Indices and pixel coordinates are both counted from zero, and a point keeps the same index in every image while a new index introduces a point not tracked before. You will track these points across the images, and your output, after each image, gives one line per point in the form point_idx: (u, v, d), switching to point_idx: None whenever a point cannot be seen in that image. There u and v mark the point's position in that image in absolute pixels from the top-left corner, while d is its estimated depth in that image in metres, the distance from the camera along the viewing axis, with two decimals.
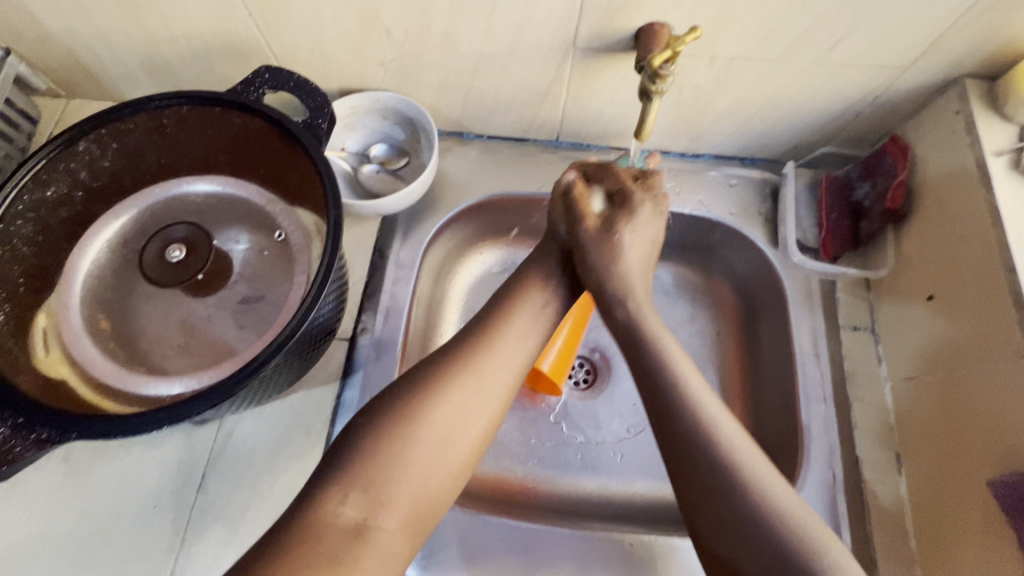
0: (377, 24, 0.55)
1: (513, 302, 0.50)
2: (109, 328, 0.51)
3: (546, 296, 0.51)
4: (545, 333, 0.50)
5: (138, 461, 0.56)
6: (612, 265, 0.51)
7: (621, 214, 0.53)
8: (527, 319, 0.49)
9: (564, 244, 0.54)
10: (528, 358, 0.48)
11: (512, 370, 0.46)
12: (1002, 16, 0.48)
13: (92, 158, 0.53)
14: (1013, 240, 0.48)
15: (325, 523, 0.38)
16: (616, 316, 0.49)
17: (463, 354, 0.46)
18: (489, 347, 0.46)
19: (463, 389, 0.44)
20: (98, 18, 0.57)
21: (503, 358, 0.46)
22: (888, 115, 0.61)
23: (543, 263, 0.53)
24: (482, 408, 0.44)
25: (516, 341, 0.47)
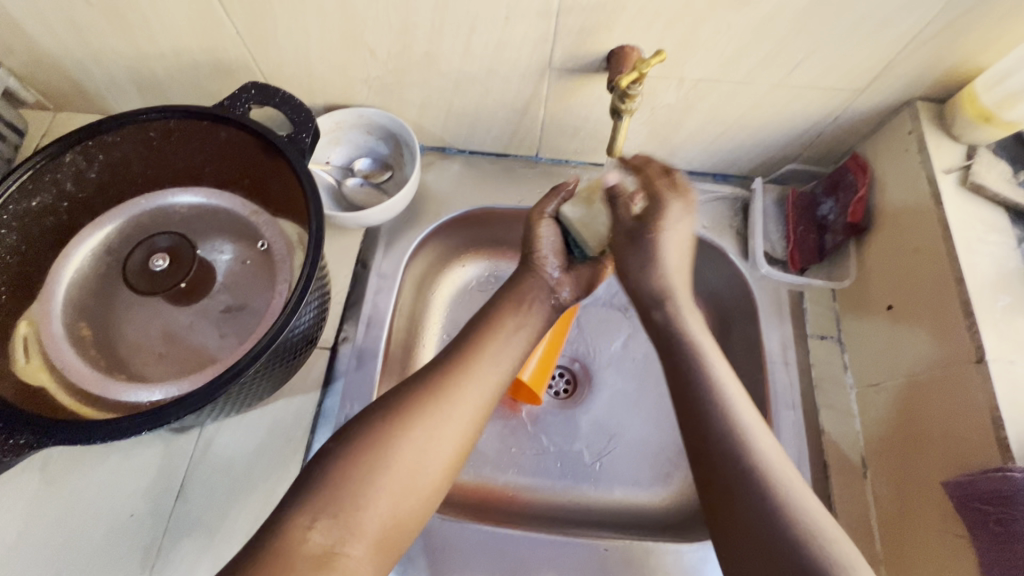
0: (361, 44, 0.57)
1: (489, 326, 0.52)
2: (92, 337, 0.52)
3: (519, 315, 0.53)
4: (516, 343, 0.51)
5: (116, 470, 0.56)
6: (648, 265, 0.52)
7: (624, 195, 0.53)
8: (500, 341, 0.51)
9: (540, 265, 0.57)
10: (499, 382, 0.49)
11: (485, 393, 0.47)
12: (948, 44, 0.51)
13: (78, 170, 0.54)
14: (962, 251, 0.51)
15: (294, 549, 0.37)
16: (654, 317, 0.52)
17: (438, 380, 0.46)
18: (462, 374, 0.47)
19: (437, 415, 0.44)
20: (88, 35, 0.58)
21: (475, 385, 0.47)
22: (849, 134, 0.64)
23: (518, 287, 0.56)
24: (453, 432, 0.44)
25: (487, 366, 0.49)
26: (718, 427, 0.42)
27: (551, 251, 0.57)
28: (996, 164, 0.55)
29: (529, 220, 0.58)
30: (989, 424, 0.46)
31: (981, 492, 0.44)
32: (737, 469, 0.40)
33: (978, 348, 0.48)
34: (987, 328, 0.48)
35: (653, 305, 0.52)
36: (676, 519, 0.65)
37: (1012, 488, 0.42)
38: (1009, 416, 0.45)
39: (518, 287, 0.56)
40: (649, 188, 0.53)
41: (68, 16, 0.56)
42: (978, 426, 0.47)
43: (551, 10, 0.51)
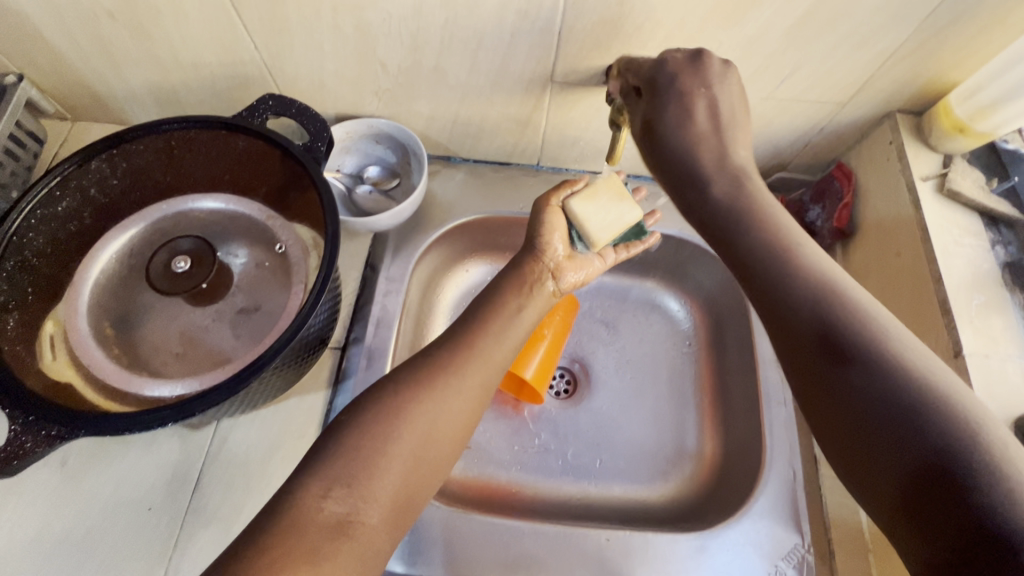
0: (372, 59, 0.60)
1: (494, 306, 0.53)
2: (115, 335, 0.54)
3: (522, 296, 0.55)
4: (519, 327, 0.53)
5: (135, 464, 0.58)
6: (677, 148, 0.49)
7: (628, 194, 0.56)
8: (503, 319, 0.52)
9: (545, 248, 0.57)
10: (502, 359, 0.51)
11: (492, 374, 0.50)
12: (923, 61, 0.55)
13: (103, 177, 0.57)
14: (939, 253, 0.55)
15: (310, 517, 0.39)
16: (691, 200, 0.49)
17: (446, 356, 0.48)
18: (470, 351, 0.49)
19: (445, 391, 0.46)
20: (111, 49, 0.61)
21: (482, 363, 0.49)
22: (834, 143, 0.68)
23: (521, 268, 0.57)
24: (458, 408, 0.47)
25: (491, 343, 0.51)
26: (793, 289, 0.42)
27: (557, 234, 0.58)
28: (970, 172, 0.59)
29: (536, 205, 0.59)
30: None
31: None
32: (819, 320, 0.40)
33: (955, 343, 0.51)
34: (964, 325, 0.51)
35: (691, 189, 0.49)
36: (676, 514, 0.67)
37: None
38: (985, 407, 0.48)
39: (522, 268, 0.56)
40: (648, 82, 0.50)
41: (94, 32, 0.59)
42: None
43: (554, 28, 0.54)
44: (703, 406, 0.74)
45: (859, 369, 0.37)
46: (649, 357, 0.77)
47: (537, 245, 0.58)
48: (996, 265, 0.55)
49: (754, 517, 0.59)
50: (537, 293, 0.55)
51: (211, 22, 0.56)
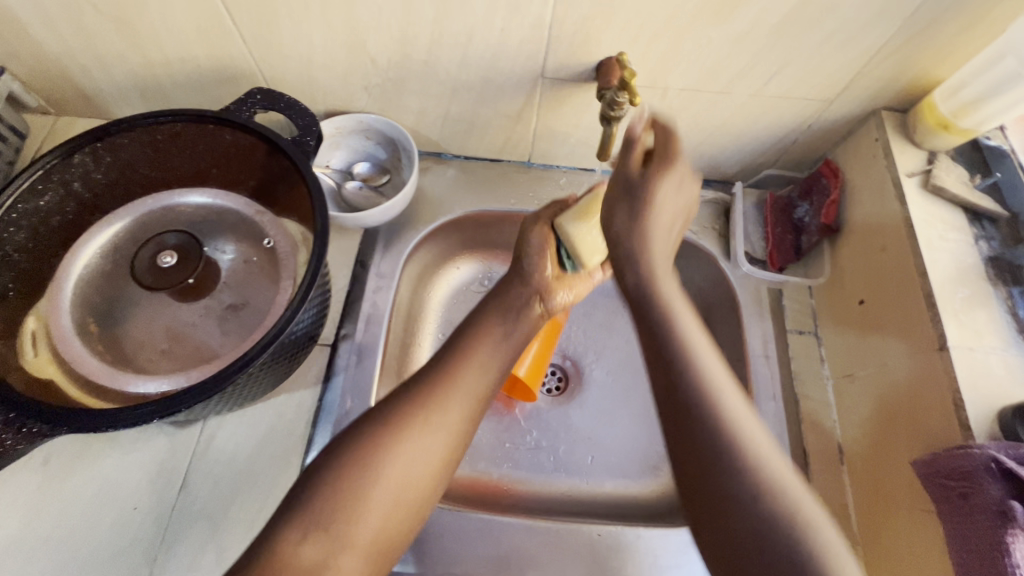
0: (362, 53, 0.60)
1: (477, 334, 0.53)
2: (98, 332, 0.53)
3: (507, 321, 0.56)
4: (501, 351, 0.53)
5: (119, 464, 0.57)
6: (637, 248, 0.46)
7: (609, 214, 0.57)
8: (485, 350, 0.52)
9: (529, 274, 0.59)
10: (486, 389, 0.51)
11: (474, 401, 0.49)
12: (908, 59, 0.56)
13: (85, 171, 0.56)
14: (924, 248, 0.55)
15: (285, 562, 0.39)
16: (626, 280, 0.47)
17: (424, 390, 0.48)
18: (449, 383, 0.49)
19: (423, 428, 0.46)
20: (95, 42, 0.60)
21: (462, 393, 0.49)
22: (821, 141, 0.69)
23: (507, 293, 0.58)
24: (438, 446, 0.46)
25: (473, 374, 0.50)
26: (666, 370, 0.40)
27: (541, 254, 0.58)
28: (954, 168, 0.60)
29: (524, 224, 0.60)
30: (951, 407, 0.49)
31: (944, 469, 0.46)
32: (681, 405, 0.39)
33: (940, 336, 0.51)
34: (949, 319, 0.52)
35: (627, 266, 0.47)
36: (668, 509, 0.68)
37: (972, 463, 0.44)
38: (969, 398, 0.48)
39: (508, 295, 0.58)
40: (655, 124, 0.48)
41: (77, 24, 0.58)
42: (941, 409, 0.50)
43: (544, 23, 0.54)
44: None
45: (711, 451, 0.37)
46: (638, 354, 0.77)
47: (522, 270, 0.59)
48: (979, 259, 0.56)
49: None
50: (520, 314, 0.57)
51: (198, 15, 0.56)
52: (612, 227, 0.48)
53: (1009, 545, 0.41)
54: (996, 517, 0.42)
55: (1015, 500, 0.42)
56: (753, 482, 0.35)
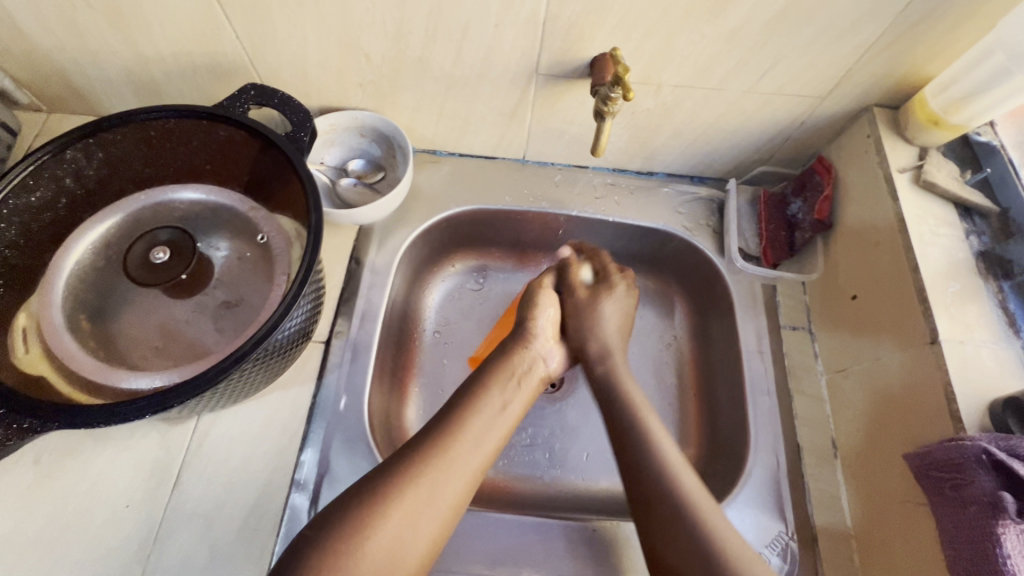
0: (356, 49, 0.60)
1: (473, 404, 0.53)
2: (90, 328, 0.53)
3: (506, 390, 0.56)
4: (495, 421, 0.53)
5: (113, 461, 0.57)
6: (593, 329, 0.63)
7: (602, 287, 0.65)
8: (481, 422, 0.52)
9: (535, 334, 0.61)
10: (480, 463, 0.50)
11: (468, 477, 0.49)
12: (899, 56, 0.56)
13: (78, 167, 0.56)
14: (916, 243, 0.56)
15: None
16: (597, 370, 0.62)
17: (417, 465, 0.47)
18: (443, 458, 0.48)
19: (414, 501, 0.45)
20: (87, 38, 0.60)
21: (456, 467, 0.48)
22: (813, 138, 0.69)
23: (505, 359, 0.58)
24: (428, 522, 0.45)
25: (467, 448, 0.50)
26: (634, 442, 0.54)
27: (548, 306, 0.64)
28: (945, 164, 0.60)
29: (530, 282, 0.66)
30: (943, 400, 0.49)
31: (937, 461, 0.46)
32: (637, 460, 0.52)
33: (932, 330, 0.52)
34: (941, 313, 0.52)
35: (598, 360, 0.62)
36: None
37: (963, 455, 0.44)
38: (960, 391, 0.49)
39: (505, 364, 0.58)
40: (603, 271, 0.67)
41: (67, 19, 0.57)
42: (932, 401, 0.50)
43: (538, 18, 0.54)
44: (688, 399, 0.74)
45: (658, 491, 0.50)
46: (633, 350, 0.77)
47: (526, 325, 0.62)
48: (971, 254, 0.56)
49: (740, 504, 0.59)
50: (523, 380, 0.57)
51: (191, 10, 0.55)
52: (583, 334, 0.63)
53: (999, 536, 0.41)
54: (987, 508, 0.43)
55: (1006, 492, 0.43)
56: (684, 521, 0.48)
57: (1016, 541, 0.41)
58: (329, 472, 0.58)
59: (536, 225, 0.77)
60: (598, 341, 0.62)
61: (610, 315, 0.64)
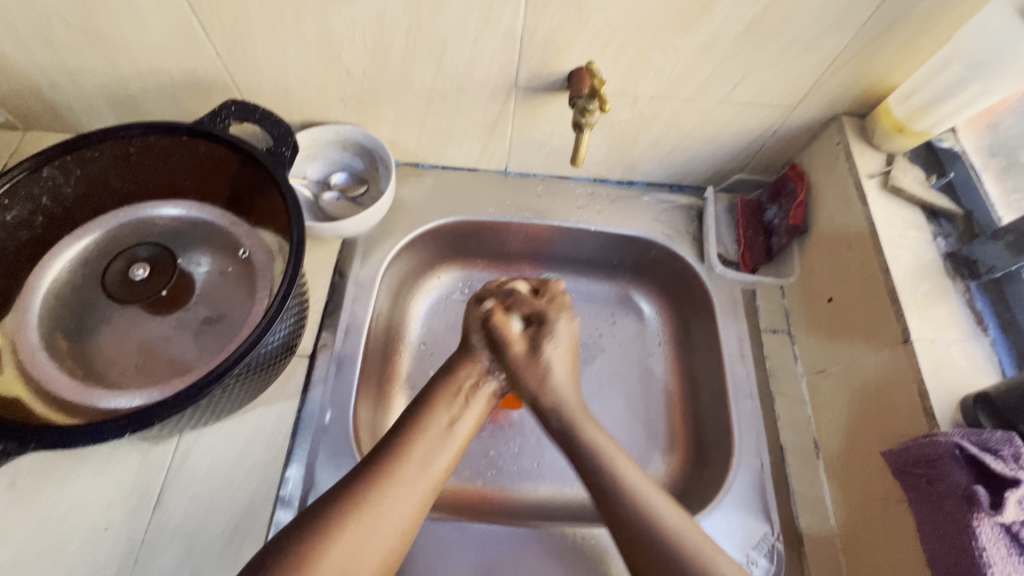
0: (337, 64, 0.60)
1: (420, 424, 0.52)
2: (68, 346, 0.52)
3: (452, 408, 0.55)
4: (440, 444, 0.52)
5: (90, 482, 0.55)
6: (541, 382, 0.58)
7: (543, 333, 0.60)
8: (425, 443, 0.51)
9: (479, 351, 0.60)
10: (428, 486, 0.49)
11: (413, 500, 0.48)
12: (862, 68, 0.59)
13: (55, 185, 0.55)
14: (886, 245, 0.58)
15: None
16: (552, 424, 0.57)
17: (365, 485, 0.47)
18: (390, 478, 0.48)
19: (359, 528, 0.45)
20: (65, 57, 0.60)
21: (400, 491, 0.48)
22: (786, 146, 0.72)
23: (450, 376, 0.57)
24: (372, 550, 0.45)
25: (413, 469, 0.49)
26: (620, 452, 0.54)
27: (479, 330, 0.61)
28: (911, 170, 0.62)
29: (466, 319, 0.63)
30: (916, 396, 0.51)
31: (914, 457, 0.48)
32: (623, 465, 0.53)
33: (904, 330, 0.53)
34: (912, 313, 0.54)
35: (552, 412, 0.57)
36: None
37: (938, 451, 0.46)
38: (932, 387, 0.50)
39: (451, 382, 0.57)
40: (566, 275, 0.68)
41: (45, 39, 0.57)
42: (906, 398, 0.52)
43: (515, 33, 0.56)
44: (673, 405, 0.75)
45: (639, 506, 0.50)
46: (619, 357, 0.78)
47: (468, 340, 0.61)
48: (938, 256, 0.58)
49: (725, 508, 0.60)
50: (472, 389, 0.57)
51: (170, 27, 0.56)
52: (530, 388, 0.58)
53: (974, 529, 0.43)
54: (962, 502, 0.44)
55: (980, 485, 0.43)
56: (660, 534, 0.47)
57: (990, 533, 0.43)
58: (313, 487, 0.57)
59: (519, 235, 0.78)
60: (550, 394, 0.57)
61: (558, 360, 0.59)
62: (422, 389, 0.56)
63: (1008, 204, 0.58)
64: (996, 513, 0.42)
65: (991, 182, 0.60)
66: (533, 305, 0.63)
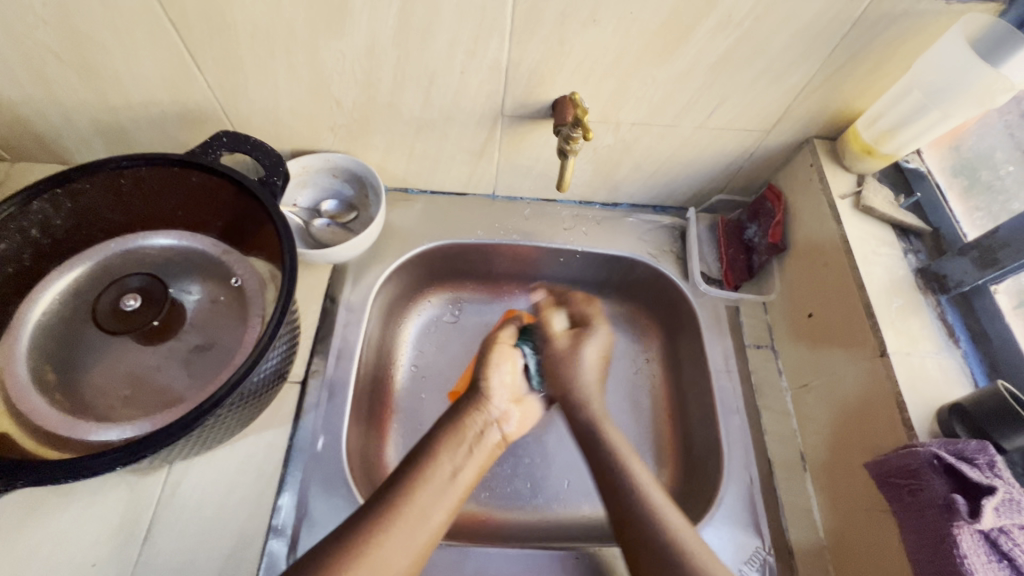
0: (328, 95, 0.62)
1: (423, 474, 0.53)
2: (57, 380, 0.52)
3: (456, 456, 0.55)
4: (443, 494, 0.52)
5: (78, 516, 0.55)
6: (574, 377, 0.65)
7: (580, 332, 0.68)
8: (428, 494, 0.52)
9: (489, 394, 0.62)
10: (428, 538, 0.49)
11: (410, 554, 0.48)
12: (830, 95, 0.62)
13: (44, 218, 0.55)
14: (860, 262, 0.60)
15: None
16: (578, 421, 0.62)
17: (365, 534, 0.47)
18: (389, 529, 0.48)
19: None
20: (57, 91, 0.60)
21: (399, 543, 0.48)
22: (762, 168, 0.74)
23: (458, 426, 0.58)
24: None
25: (414, 520, 0.49)
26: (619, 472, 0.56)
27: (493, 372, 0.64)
28: (881, 190, 0.65)
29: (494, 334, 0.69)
30: (895, 409, 0.52)
31: (895, 468, 0.49)
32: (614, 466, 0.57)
33: (880, 343, 0.55)
34: (887, 327, 0.56)
35: (578, 409, 0.63)
36: None
37: (917, 461, 0.47)
38: (909, 399, 0.52)
39: (456, 432, 0.57)
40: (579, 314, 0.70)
41: (37, 74, 0.58)
42: (886, 410, 0.53)
43: (501, 65, 0.58)
44: (663, 422, 0.76)
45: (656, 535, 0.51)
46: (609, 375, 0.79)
47: (480, 384, 0.62)
48: (910, 272, 0.61)
49: (718, 522, 0.60)
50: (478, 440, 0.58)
51: (162, 61, 0.57)
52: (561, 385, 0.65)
53: (955, 537, 0.44)
54: (942, 511, 0.45)
55: (958, 493, 0.45)
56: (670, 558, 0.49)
57: (971, 541, 0.44)
58: (307, 516, 0.57)
59: (508, 257, 0.80)
60: (578, 390, 0.64)
61: (591, 359, 0.66)
62: (429, 437, 0.57)
63: (972, 222, 0.61)
64: (975, 521, 0.43)
65: (955, 201, 0.63)
66: (574, 308, 0.71)
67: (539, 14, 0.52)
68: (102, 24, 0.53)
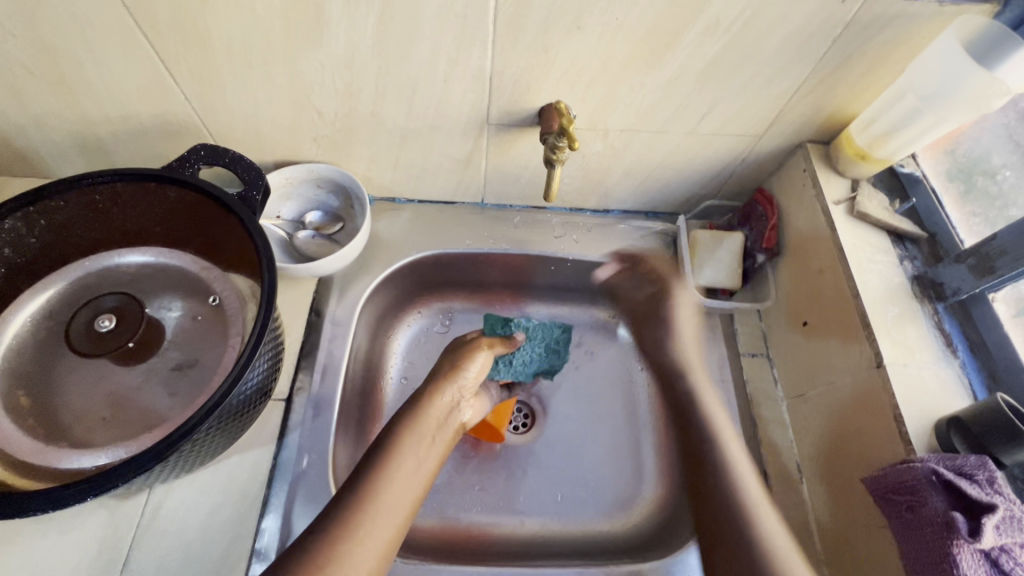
0: (308, 106, 0.60)
1: (385, 467, 0.50)
2: (29, 405, 0.51)
3: (420, 446, 0.53)
4: (408, 486, 0.50)
5: (56, 543, 0.53)
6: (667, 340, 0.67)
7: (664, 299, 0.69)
8: (394, 488, 0.49)
9: (461, 381, 0.60)
10: (394, 534, 0.47)
11: (376, 552, 0.45)
12: (823, 98, 0.60)
13: (16, 236, 0.54)
14: (855, 269, 0.59)
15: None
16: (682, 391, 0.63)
17: (328, 536, 0.44)
18: (352, 528, 0.45)
19: None
20: (32, 106, 0.59)
21: (365, 542, 0.44)
22: (755, 172, 0.73)
23: (421, 414, 0.55)
24: None
25: (382, 517, 0.46)
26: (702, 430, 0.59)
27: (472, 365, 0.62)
28: (876, 195, 0.64)
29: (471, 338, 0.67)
30: (893, 422, 0.51)
31: (892, 484, 0.48)
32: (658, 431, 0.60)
33: (877, 354, 0.54)
34: (883, 336, 0.55)
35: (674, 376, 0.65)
36: (641, 540, 0.67)
37: (915, 477, 0.46)
38: (907, 412, 0.51)
39: (419, 421, 0.55)
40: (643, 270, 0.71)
41: (11, 89, 0.56)
42: (883, 421, 0.52)
43: (485, 74, 0.57)
44: (658, 432, 0.74)
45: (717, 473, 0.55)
46: (600, 382, 0.78)
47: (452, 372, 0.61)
48: (906, 279, 0.59)
49: None
50: (442, 428, 0.57)
51: (137, 74, 0.55)
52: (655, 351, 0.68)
53: (955, 557, 0.42)
54: (941, 529, 0.44)
55: (957, 511, 0.44)
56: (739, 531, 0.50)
57: (971, 561, 0.42)
58: (292, 538, 0.56)
59: (498, 265, 0.78)
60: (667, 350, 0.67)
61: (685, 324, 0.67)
62: (388, 429, 0.54)
63: (969, 228, 0.59)
64: (975, 540, 0.42)
65: (951, 206, 0.62)
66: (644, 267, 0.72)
67: (522, 22, 0.51)
68: (73, 38, 0.51)
